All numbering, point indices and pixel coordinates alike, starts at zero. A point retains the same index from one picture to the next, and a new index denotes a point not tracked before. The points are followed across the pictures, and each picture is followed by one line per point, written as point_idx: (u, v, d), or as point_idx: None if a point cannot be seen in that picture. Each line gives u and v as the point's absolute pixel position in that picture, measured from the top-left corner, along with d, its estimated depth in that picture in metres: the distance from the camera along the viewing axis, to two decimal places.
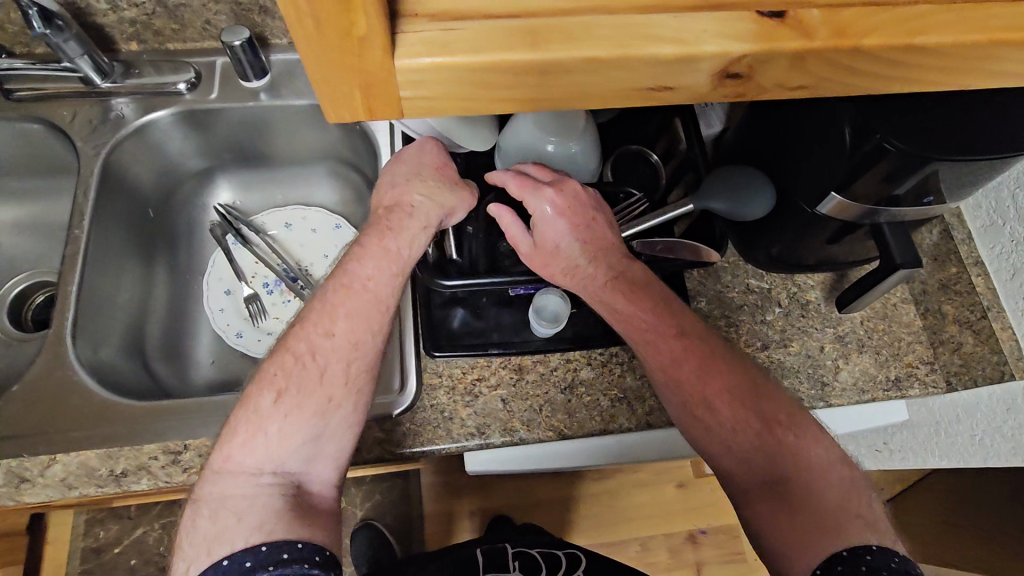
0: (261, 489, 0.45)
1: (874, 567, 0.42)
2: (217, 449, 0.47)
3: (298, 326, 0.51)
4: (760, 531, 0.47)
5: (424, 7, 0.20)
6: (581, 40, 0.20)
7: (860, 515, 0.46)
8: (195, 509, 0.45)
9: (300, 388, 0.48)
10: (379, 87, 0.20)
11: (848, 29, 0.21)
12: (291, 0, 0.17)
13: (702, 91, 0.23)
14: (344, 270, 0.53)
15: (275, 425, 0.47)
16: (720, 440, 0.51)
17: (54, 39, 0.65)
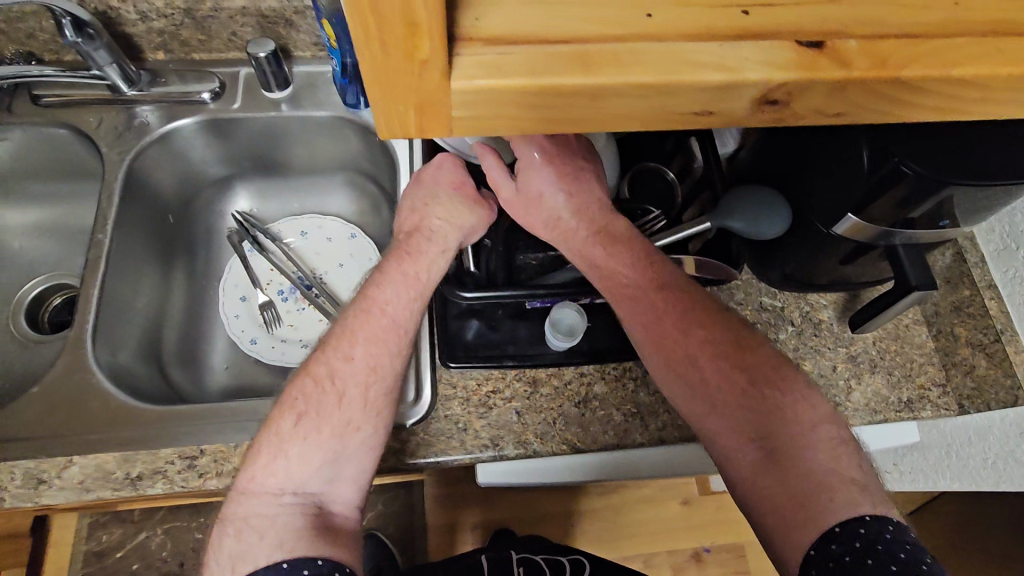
0: (283, 511, 0.45)
1: (868, 542, 0.40)
2: (240, 471, 0.48)
3: (320, 349, 0.52)
4: (747, 497, 0.46)
5: (479, 31, 0.21)
6: (630, 65, 0.21)
7: (852, 480, 0.44)
8: (220, 531, 0.45)
9: (319, 410, 0.49)
10: (433, 107, 0.21)
11: (886, 61, 0.22)
12: (361, 26, 0.17)
13: (740, 117, 0.24)
14: (365, 295, 0.54)
15: (293, 448, 0.47)
16: (702, 400, 0.50)
17: (85, 48, 0.66)
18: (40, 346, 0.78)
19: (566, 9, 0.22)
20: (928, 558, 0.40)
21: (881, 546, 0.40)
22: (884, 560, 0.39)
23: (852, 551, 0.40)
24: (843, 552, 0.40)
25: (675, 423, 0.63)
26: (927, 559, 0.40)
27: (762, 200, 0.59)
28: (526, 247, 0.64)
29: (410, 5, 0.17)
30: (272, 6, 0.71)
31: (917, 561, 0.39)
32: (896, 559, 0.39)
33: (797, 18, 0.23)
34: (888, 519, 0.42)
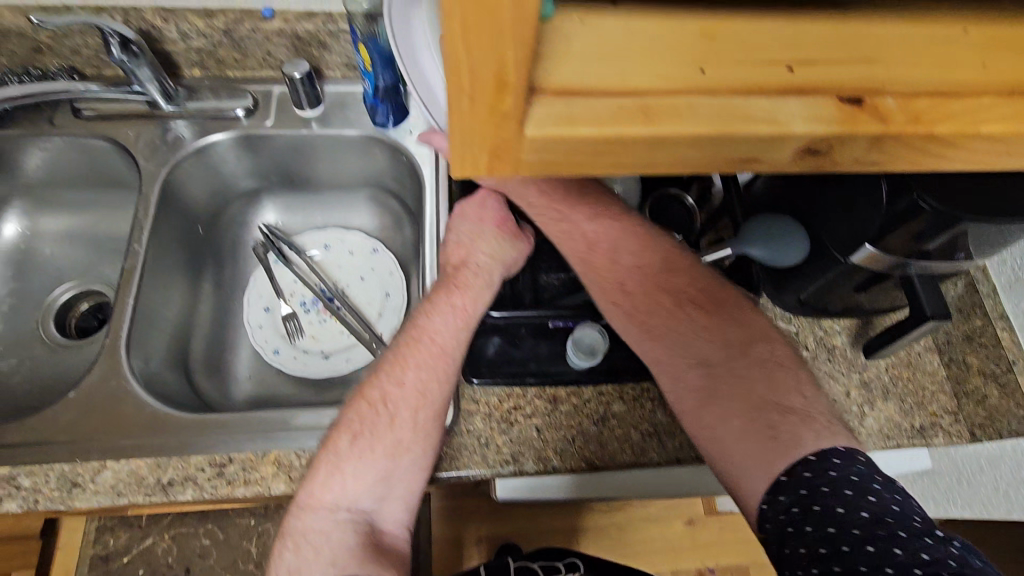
0: (337, 527, 0.51)
1: (813, 486, 0.45)
2: (302, 485, 0.53)
3: (376, 374, 0.57)
4: (700, 425, 0.54)
5: (551, 82, 0.22)
6: (690, 119, 0.23)
7: (792, 410, 0.51)
8: (285, 539, 0.52)
9: (373, 433, 0.54)
10: (506, 150, 0.23)
11: (921, 116, 0.25)
12: (456, 85, 0.19)
13: (785, 163, 0.27)
14: (415, 326, 0.59)
15: (350, 466, 0.53)
16: (658, 341, 0.58)
17: (129, 65, 0.69)
18: (67, 351, 0.80)
19: (628, 59, 0.23)
20: (876, 490, 0.44)
21: (825, 488, 0.45)
22: (829, 502, 0.44)
23: (798, 501, 0.45)
24: (791, 504, 0.46)
25: (691, 443, 0.65)
26: (872, 491, 0.44)
27: (771, 229, 0.61)
28: (550, 268, 0.70)
29: (503, 67, 0.19)
30: (308, 29, 0.74)
31: (863, 496, 0.44)
32: (839, 498, 0.44)
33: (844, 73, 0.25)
34: (832, 453, 0.47)
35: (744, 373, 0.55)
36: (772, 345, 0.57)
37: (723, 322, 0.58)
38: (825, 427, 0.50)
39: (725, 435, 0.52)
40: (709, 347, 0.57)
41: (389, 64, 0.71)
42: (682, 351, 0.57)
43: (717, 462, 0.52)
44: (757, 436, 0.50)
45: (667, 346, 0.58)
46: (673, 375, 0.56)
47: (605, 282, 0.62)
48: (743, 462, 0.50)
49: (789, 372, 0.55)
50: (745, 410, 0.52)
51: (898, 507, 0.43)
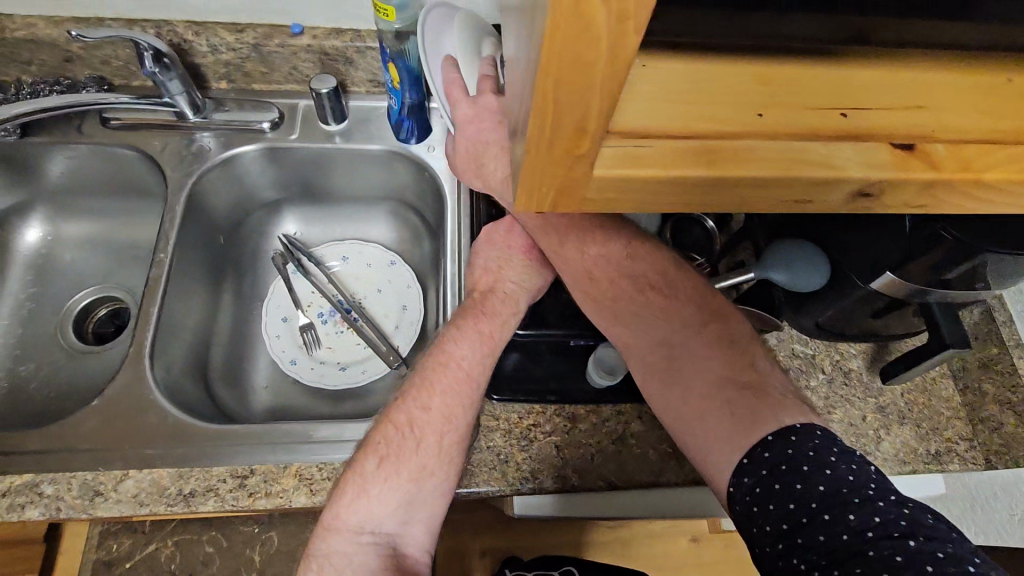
0: (362, 549, 0.49)
1: (772, 465, 0.42)
2: (326, 508, 0.52)
3: (401, 398, 0.57)
4: (664, 411, 0.52)
5: (621, 125, 0.23)
6: (749, 163, 0.25)
7: (748, 385, 0.49)
8: (307, 564, 0.50)
9: (399, 455, 0.53)
10: (571, 189, 0.24)
11: (970, 162, 0.26)
12: (537, 130, 0.20)
13: (834, 204, 0.27)
14: (441, 351, 0.59)
15: (376, 489, 0.51)
16: (624, 331, 0.58)
17: (160, 77, 0.70)
18: (85, 357, 0.80)
19: (692, 105, 0.24)
20: (834, 461, 0.41)
21: (784, 466, 0.41)
22: (789, 479, 0.41)
23: (759, 481, 0.42)
24: (754, 484, 0.42)
25: None
26: (832, 463, 0.41)
27: (792, 256, 0.62)
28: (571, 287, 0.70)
29: (587, 117, 0.19)
30: (336, 45, 0.75)
31: (821, 469, 0.40)
32: (798, 474, 0.40)
33: (897, 122, 0.25)
34: (790, 429, 0.44)
35: (702, 351, 0.53)
36: (733, 325, 0.56)
37: (683, 304, 0.57)
38: (784, 401, 0.47)
39: (689, 415, 0.50)
40: (670, 331, 0.56)
41: (416, 82, 0.73)
42: (646, 336, 0.56)
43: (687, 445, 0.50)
44: (715, 413, 0.48)
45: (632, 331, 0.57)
46: (641, 360, 0.56)
47: (574, 270, 0.62)
48: (706, 442, 0.48)
49: (748, 350, 0.53)
50: (704, 388, 0.50)
51: (857, 476, 0.40)
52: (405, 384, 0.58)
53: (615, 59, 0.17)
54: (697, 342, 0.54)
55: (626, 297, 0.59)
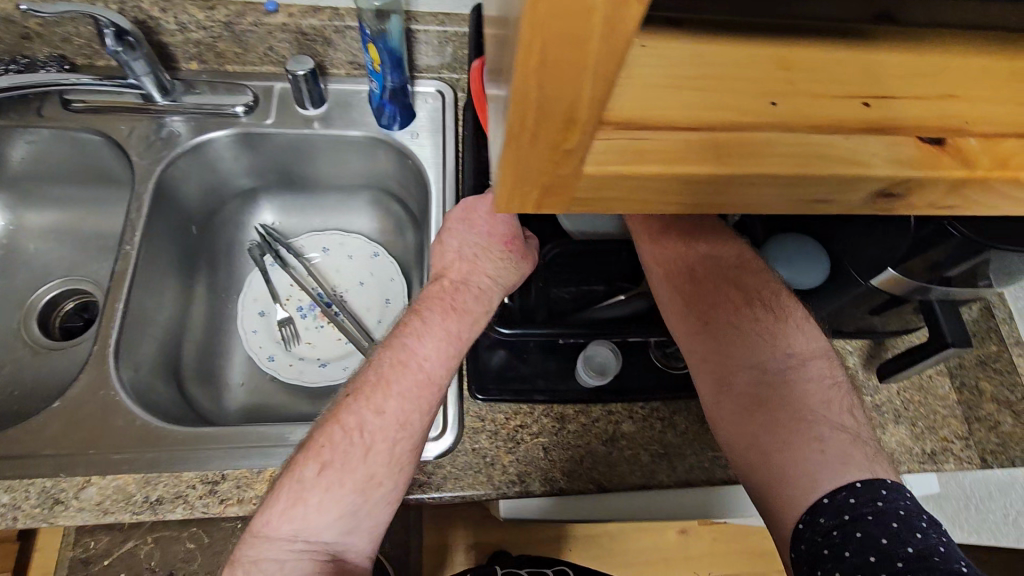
0: (293, 557, 0.46)
1: (857, 513, 0.42)
2: (260, 511, 0.49)
3: (351, 397, 0.52)
4: (734, 436, 0.49)
5: (613, 115, 0.20)
6: (762, 159, 0.22)
7: (842, 429, 0.47)
8: (233, 569, 0.47)
9: (344, 461, 0.49)
10: (559, 186, 0.21)
11: (1008, 161, 0.24)
12: (522, 115, 0.17)
13: (851, 206, 0.25)
14: (399, 348, 0.55)
15: (316, 497, 0.48)
16: (710, 345, 0.52)
17: (124, 57, 0.65)
18: (52, 353, 0.76)
19: (698, 92, 0.21)
20: (925, 529, 0.41)
21: (869, 517, 0.41)
22: (874, 532, 0.40)
23: (840, 525, 0.42)
24: (831, 527, 0.42)
25: (701, 464, 0.63)
26: (923, 528, 0.41)
27: (802, 249, 0.61)
28: (561, 280, 0.64)
29: (576, 106, 0.16)
30: (314, 25, 0.70)
31: (910, 531, 0.40)
32: (885, 529, 0.40)
33: (925, 111, 0.22)
34: (879, 483, 0.43)
35: (799, 387, 0.50)
36: (830, 364, 0.52)
37: (787, 328, 0.52)
38: (873, 455, 0.46)
39: (767, 443, 0.47)
40: (763, 354, 0.51)
41: (397, 65, 0.69)
42: (739, 352, 0.51)
43: (752, 470, 0.47)
44: (801, 451, 0.46)
45: (718, 342, 0.52)
46: (723, 374, 0.51)
47: (670, 267, 0.55)
48: (784, 475, 0.45)
49: (842, 393, 0.50)
50: (790, 422, 0.47)
51: (948, 547, 0.40)
52: (359, 381, 0.53)
53: (611, 26, 0.14)
54: (794, 376, 0.50)
55: (722, 308, 0.53)
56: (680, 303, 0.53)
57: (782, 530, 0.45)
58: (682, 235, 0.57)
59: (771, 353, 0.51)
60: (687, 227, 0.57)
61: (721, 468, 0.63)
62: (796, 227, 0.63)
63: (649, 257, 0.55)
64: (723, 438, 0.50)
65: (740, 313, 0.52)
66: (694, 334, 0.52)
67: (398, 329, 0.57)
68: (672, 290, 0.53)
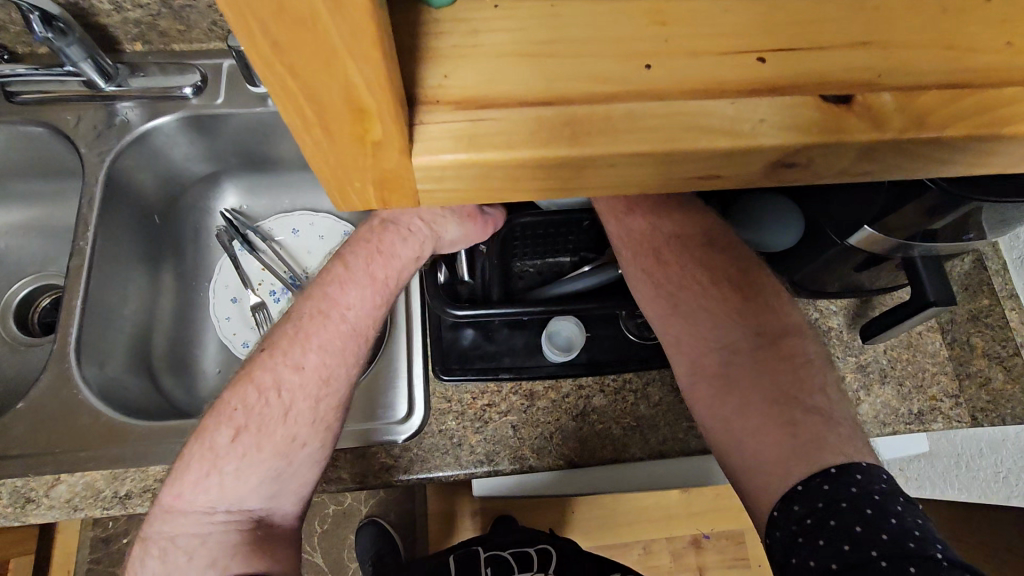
0: (214, 529, 0.44)
1: (832, 500, 0.38)
2: (167, 487, 0.46)
3: (267, 352, 0.47)
4: (710, 418, 0.44)
5: (450, 94, 0.18)
6: (629, 135, 0.18)
7: (818, 410, 0.42)
8: (149, 547, 0.45)
9: (260, 424, 0.45)
10: (393, 181, 0.18)
11: (925, 118, 0.20)
12: (287, 90, 0.14)
13: (751, 180, 0.21)
14: (321, 295, 0.48)
15: (231, 462, 0.44)
16: (683, 326, 0.46)
17: (56, 43, 0.61)
18: (32, 349, 0.77)
19: (557, 61, 0.19)
20: (900, 513, 0.37)
21: (843, 504, 0.37)
22: (848, 519, 0.37)
23: (813, 512, 0.38)
24: (805, 514, 0.38)
25: (675, 436, 0.61)
26: (898, 510, 0.37)
27: (777, 210, 0.57)
28: (524, 252, 0.62)
29: (354, 90, 0.14)
30: None
31: (885, 517, 0.37)
32: (860, 516, 0.37)
33: (826, 63, 0.20)
34: (853, 466, 0.39)
35: (775, 368, 0.44)
36: (805, 341, 0.46)
37: (762, 306, 0.47)
38: (848, 436, 0.42)
39: (739, 427, 0.43)
40: (737, 333, 0.45)
41: None
42: (712, 332, 0.46)
43: (727, 454, 0.43)
44: (773, 435, 0.41)
45: (689, 323, 0.46)
46: (696, 356, 0.46)
47: (636, 247, 0.49)
48: (756, 460, 0.41)
49: (820, 371, 0.45)
50: (763, 404, 0.42)
51: (923, 530, 0.37)
52: (275, 334, 0.48)
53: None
54: (767, 355, 0.44)
55: (692, 286, 0.47)
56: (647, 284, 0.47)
57: (760, 514, 0.41)
58: (649, 211, 0.50)
59: (743, 333, 0.45)
60: (656, 202, 0.51)
61: (696, 439, 0.61)
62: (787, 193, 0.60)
63: (613, 238, 0.50)
64: (699, 422, 0.46)
65: (711, 293, 0.46)
66: (664, 317, 0.47)
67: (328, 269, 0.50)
68: (637, 271, 0.47)
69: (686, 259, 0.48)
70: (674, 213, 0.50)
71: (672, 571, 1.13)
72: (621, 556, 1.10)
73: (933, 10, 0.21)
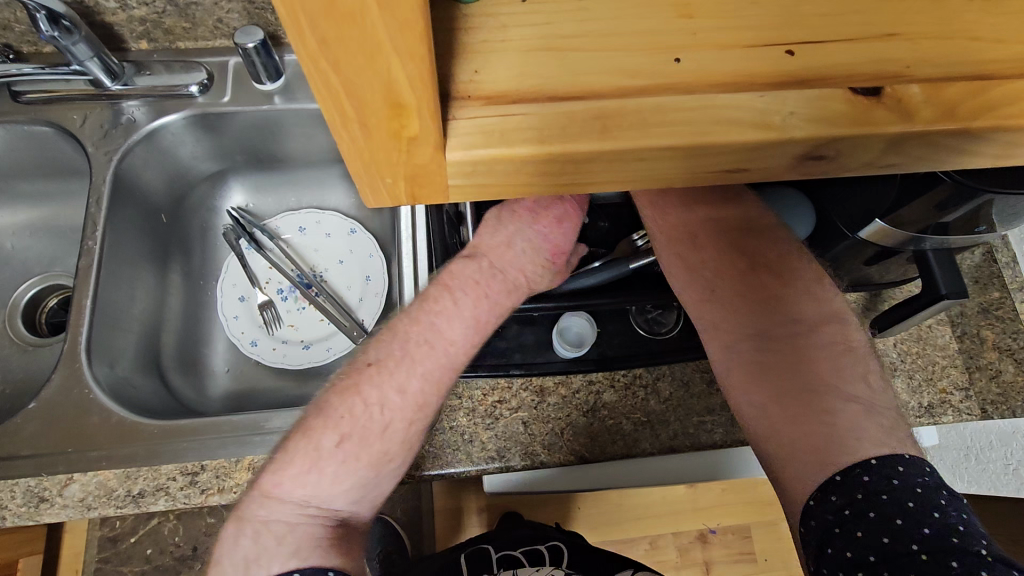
0: (304, 521, 0.41)
1: (872, 492, 0.35)
2: (267, 471, 0.43)
3: (374, 366, 0.42)
4: (744, 407, 0.41)
5: (480, 89, 0.18)
6: (660, 128, 0.18)
7: (858, 401, 0.39)
8: (237, 531, 0.42)
9: (362, 436, 0.42)
10: (425, 175, 0.18)
11: (954, 110, 0.19)
12: (325, 81, 0.14)
13: (776, 173, 0.21)
14: (427, 322, 0.43)
15: (330, 467, 0.41)
16: (719, 313, 0.42)
17: (63, 42, 0.61)
18: (40, 349, 0.77)
19: (585, 55, 0.19)
20: (943, 506, 0.35)
21: (884, 496, 0.35)
22: (890, 512, 0.35)
23: (853, 503, 0.35)
24: (843, 505, 0.35)
25: (685, 431, 0.61)
26: (941, 504, 0.35)
27: (791, 202, 0.55)
28: None
29: (394, 87, 0.14)
30: None
31: (928, 511, 0.35)
32: (902, 510, 0.35)
33: (852, 55, 0.20)
34: (896, 457, 0.37)
35: (813, 356, 0.40)
36: (846, 328, 0.42)
37: (804, 292, 0.42)
38: (887, 428, 0.38)
39: (776, 416, 0.39)
40: (778, 318, 0.41)
41: None
42: (750, 318, 0.41)
43: (761, 443, 0.40)
44: (811, 427, 0.38)
45: (723, 309, 0.42)
46: (732, 342, 0.41)
47: (670, 232, 0.44)
48: (791, 452, 0.38)
49: (862, 360, 0.41)
50: (801, 394, 0.39)
51: (967, 525, 0.34)
52: (382, 347, 0.43)
53: None
54: (806, 343, 0.40)
55: (726, 271, 0.43)
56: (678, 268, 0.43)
57: (790, 504, 0.39)
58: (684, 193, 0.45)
59: (782, 319, 0.41)
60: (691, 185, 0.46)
61: (707, 434, 0.61)
62: (798, 186, 0.59)
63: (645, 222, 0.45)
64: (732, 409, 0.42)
65: (746, 279, 0.42)
66: (696, 302, 0.42)
67: (430, 291, 0.44)
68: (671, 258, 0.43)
69: (720, 243, 0.43)
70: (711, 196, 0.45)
71: (678, 566, 1.14)
72: (627, 551, 1.10)
73: (958, 2, 0.21)
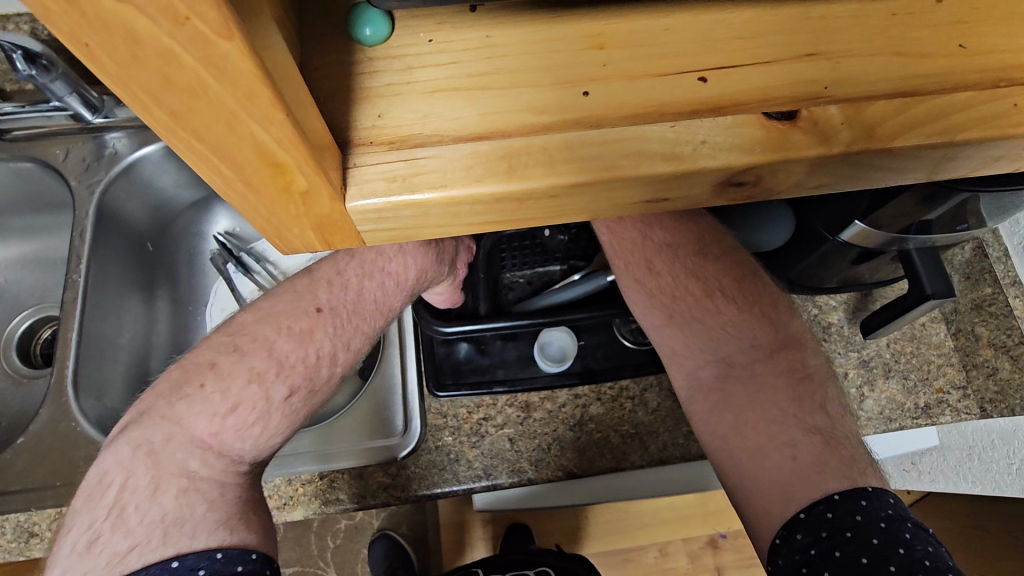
0: (234, 481, 0.42)
1: (836, 529, 0.33)
2: (199, 414, 0.41)
3: (327, 314, 0.44)
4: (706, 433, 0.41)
5: (384, 134, 0.18)
6: (565, 164, 0.18)
7: (818, 430, 0.38)
8: (157, 475, 0.39)
9: (311, 389, 0.44)
10: (333, 224, 0.18)
11: (874, 130, 0.19)
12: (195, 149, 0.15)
13: (702, 200, 0.20)
14: (379, 279, 0.45)
15: (275, 420, 0.43)
16: (679, 339, 0.42)
17: (41, 80, 0.60)
18: (33, 381, 0.78)
19: (492, 93, 0.19)
20: (909, 541, 0.33)
21: (848, 533, 0.33)
22: (854, 550, 0.33)
23: (819, 541, 0.33)
24: (808, 545, 0.33)
25: (675, 441, 0.60)
26: (907, 537, 0.33)
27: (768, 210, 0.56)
28: (513, 263, 0.61)
29: (264, 148, 0.15)
30: None
31: (893, 547, 0.32)
32: (865, 546, 0.33)
33: (770, 78, 0.19)
34: (858, 492, 0.35)
35: (771, 384, 0.40)
36: (805, 353, 0.42)
37: (762, 318, 0.42)
38: (851, 459, 0.37)
39: (738, 446, 0.39)
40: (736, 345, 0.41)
41: None
42: (709, 347, 0.42)
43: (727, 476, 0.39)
44: (768, 459, 0.37)
45: (683, 335, 0.42)
46: (692, 368, 0.42)
47: (627, 257, 0.44)
48: (757, 482, 0.37)
49: (822, 386, 0.40)
50: (760, 425, 0.38)
51: (934, 559, 0.32)
52: (336, 296, 0.44)
53: (229, 79, 0.12)
54: (764, 372, 0.40)
55: (685, 297, 0.43)
56: (638, 295, 0.43)
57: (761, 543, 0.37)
58: (643, 217, 0.45)
59: (743, 344, 0.41)
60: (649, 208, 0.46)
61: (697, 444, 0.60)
62: None
63: (604, 247, 0.45)
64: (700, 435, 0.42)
65: (705, 305, 0.42)
66: (657, 328, 0.43)
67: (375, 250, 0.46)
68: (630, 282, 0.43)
69: (677, 270, 0.43)
70: (670, 220, 0.45)
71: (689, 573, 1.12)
72: (636, 559, 1.08)
73: (881, 16, 0.20)
